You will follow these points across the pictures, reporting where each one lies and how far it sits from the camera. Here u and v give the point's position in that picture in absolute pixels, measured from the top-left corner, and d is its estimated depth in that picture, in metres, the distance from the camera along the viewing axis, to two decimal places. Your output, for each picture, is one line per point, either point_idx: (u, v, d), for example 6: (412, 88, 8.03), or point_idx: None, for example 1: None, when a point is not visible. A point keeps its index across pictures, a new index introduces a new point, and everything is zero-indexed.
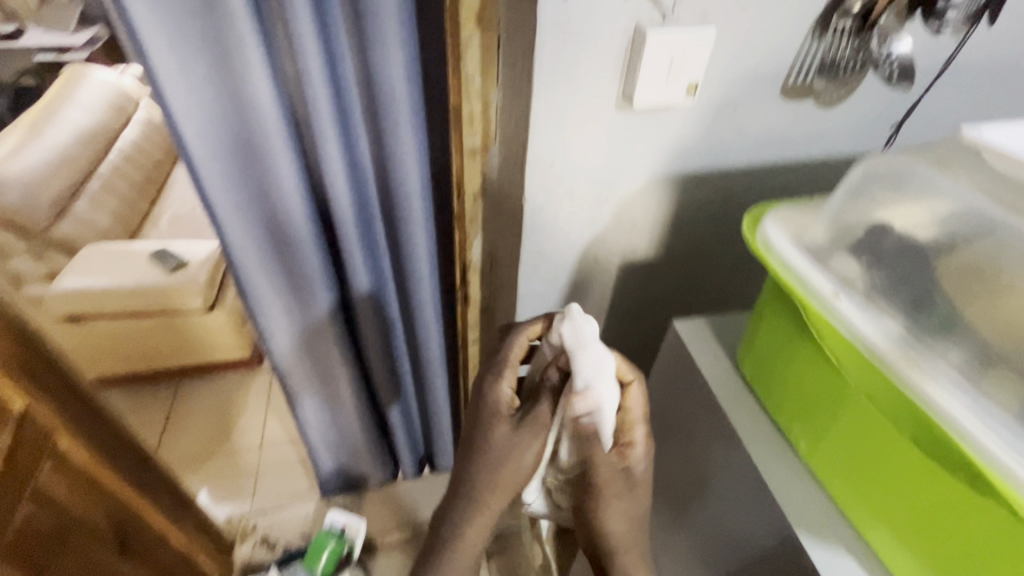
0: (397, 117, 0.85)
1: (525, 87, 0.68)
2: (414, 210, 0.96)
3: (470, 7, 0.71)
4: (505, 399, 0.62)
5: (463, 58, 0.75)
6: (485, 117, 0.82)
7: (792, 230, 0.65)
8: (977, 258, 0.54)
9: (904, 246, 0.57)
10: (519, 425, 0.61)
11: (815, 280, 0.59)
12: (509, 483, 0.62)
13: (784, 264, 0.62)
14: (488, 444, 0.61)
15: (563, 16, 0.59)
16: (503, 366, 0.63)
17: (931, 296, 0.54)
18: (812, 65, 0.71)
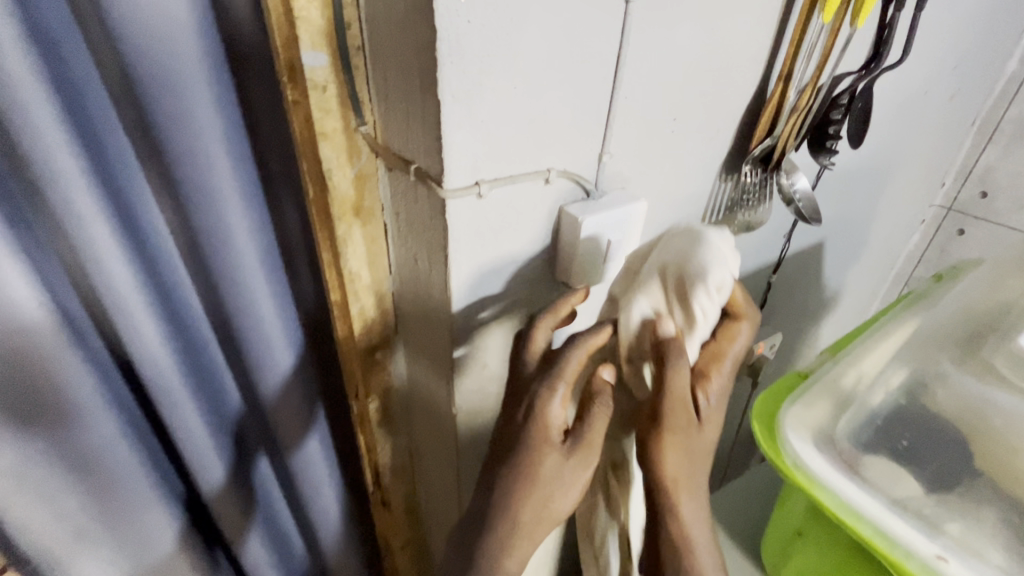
0: (239, 259, 0.60)
1: (438, 288, 0.53)
2: (271, 340, 0.66)
3: (343, 199, 0.55)
4: (554, 422, 0.48)
5: (343, 255, 0.59)
6: (380, 311, 0.66)
7: (816, 434, 0.59)
8: (964, 419, 0.61)
9: (926, 456, 0.58)
10: (572, 456, 0.48)
11: (879, 515, 0.52)
12: (555, 517, 0.48)
13: (837, 500, 0.53)
14: (524, 466, 0.46)
15: (480, 219, 0.47)
16: (559, 381, 0.48)
17: (960, 466, 0.57)
18: (724, 206, 0.67)
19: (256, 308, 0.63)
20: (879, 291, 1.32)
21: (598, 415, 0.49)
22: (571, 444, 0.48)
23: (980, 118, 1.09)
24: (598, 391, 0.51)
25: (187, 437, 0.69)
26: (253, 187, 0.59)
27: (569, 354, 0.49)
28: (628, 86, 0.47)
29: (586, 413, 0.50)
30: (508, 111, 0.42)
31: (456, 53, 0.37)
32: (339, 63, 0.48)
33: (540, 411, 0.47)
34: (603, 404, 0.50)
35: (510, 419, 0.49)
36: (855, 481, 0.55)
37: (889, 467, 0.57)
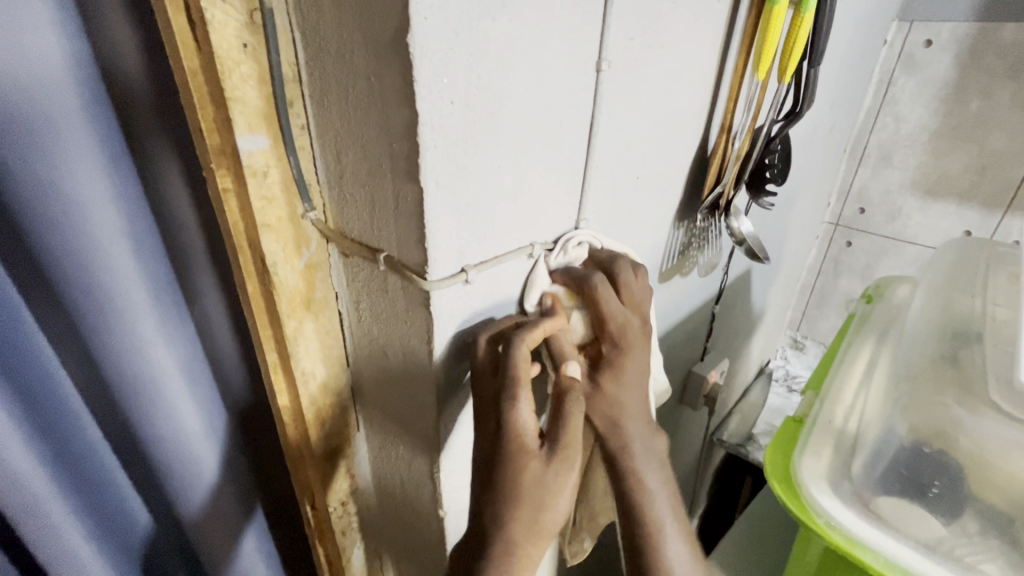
0: (156, 376, 0.53)
1: (414, 379, 0.47)
2: (176, 428, 0.56)
3: (292, 292, 0.48)
4: (527, 428, 0.40)
5: (294, 356, 0.50)
6: (339, 409, 0.58)
7: (834, 467, 0.49)
8: (945, 432, 0.46)
9: (916, 461, 0.46)
10: (553, 459, 0.40)
11: (887, 544, 0.44)
12: (553, 532, 0.41)
13: (884, 561, 0.44)
14: (507, 481, 0.39)
15: (466, 305, 0.42)
16: (518, 380, 0.40)
17: (940, 478, 0.45)
18: (677, 251, 0.68)
19: (180, 427, 0.57)
20: (790, 302, 1.45)
21: (572, 408, 0.41)
22: (548, 446, 0.41)
23: (850, 144, 1.25)
24: (566, 389, 0.42)
25: (67, 560, 0.59)
26: (154, 273, 0.51)
27: (517, 340, 0.41)
28: (600, 152, 0.46)
29: (560, 410, 0.41)
30: (492, 191, 0.38)
31: (439, 138, 0.33)
32: (281, 145, 0.42)
33: (510, 426, 0.40)
34: (576, 403, 0.42)
35: (487, 438, 0.42)
36: (888, 534, 0.45)
37: (907, 504, 0.46)
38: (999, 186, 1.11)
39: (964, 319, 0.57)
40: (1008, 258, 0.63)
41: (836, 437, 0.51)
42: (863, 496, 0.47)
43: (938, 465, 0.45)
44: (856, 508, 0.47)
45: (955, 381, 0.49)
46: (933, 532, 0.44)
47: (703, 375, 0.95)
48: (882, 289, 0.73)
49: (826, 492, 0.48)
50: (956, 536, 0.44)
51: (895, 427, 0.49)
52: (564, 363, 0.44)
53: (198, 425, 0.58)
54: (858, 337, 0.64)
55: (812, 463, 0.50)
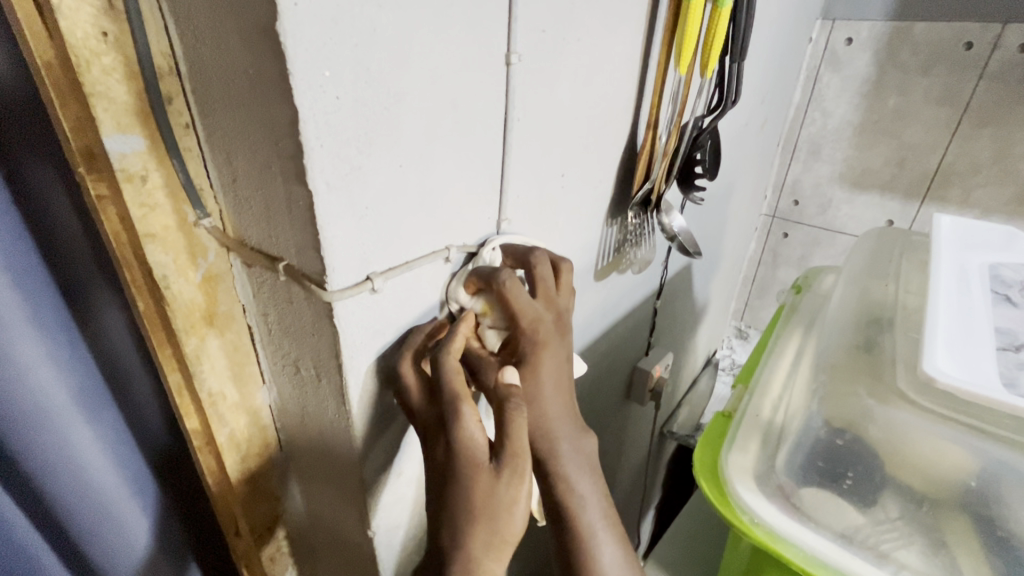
0: (50, 412, 0.48)
1: (327, 396, 0.44)
2: (74, 460, 0.50)
3: (189, 307, 0.44)
4: (476, 443, 0.37)
5: (198, 376, 0.47)
6: (257, 430, 0.53)
7: (759, 465, 0.49)
8: (861, 420, 0.48)
9: (833, 450, 0.47)
10: (502, 472, 0.37)
11: (813, 540, 0.44)
12: (513, 540, 0.38)
13: (801, 554, 0.44)
14: (461, 503, 0.36)
15: (377, 317, 0.39)
16: (456, 392, 0.37)
17: (849, 467, 0.47)
18: (611, 248, 0.68)
19: (83, 465, 0.51)
20: (733, 293, 1.49)
21: (514, 415, 0.37)
22: (496, 459, 0.37)
23: (782, 139, 1.29)
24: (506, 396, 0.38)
25: None
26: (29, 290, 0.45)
27: (445, 352, 0.39)
28: (517, 151, 0.45)
29: (501, 417, 0.38)
30: (395, 192, 0.36)
31: (325, 136, 0.31)
32: (162, 147, 0.38)
33: (459, 445, 0.37)
34: (517, 408, 0.37)
35: (436, 461, 0.39)
36: (806, 524, 0.45)
37: (827, 493, 0.46)
38: (916, 177, 1.17)
39: (879, 306, 0.58)
40: (920, 246, 0.67)
41: (759, 426, 0.52)
42: (785, 489, 0.48)
43: (853, 456, 0.47)
44: (780, 503, 0.47)
45: (868, 370, 0.51)
46: (853, 524, 0.45)
47: (647, 370, 0.95)
48: (810, 280, 0.75)
49: (752, 492, 0.48)
50: (871, 524, 0.45)
51: (815, 416, 0.50)
52: (500, 370, 0.40)
53: (104, 462, 0.53)
54: (787, 328, 0.65)
55: (738, 462, 0.50)
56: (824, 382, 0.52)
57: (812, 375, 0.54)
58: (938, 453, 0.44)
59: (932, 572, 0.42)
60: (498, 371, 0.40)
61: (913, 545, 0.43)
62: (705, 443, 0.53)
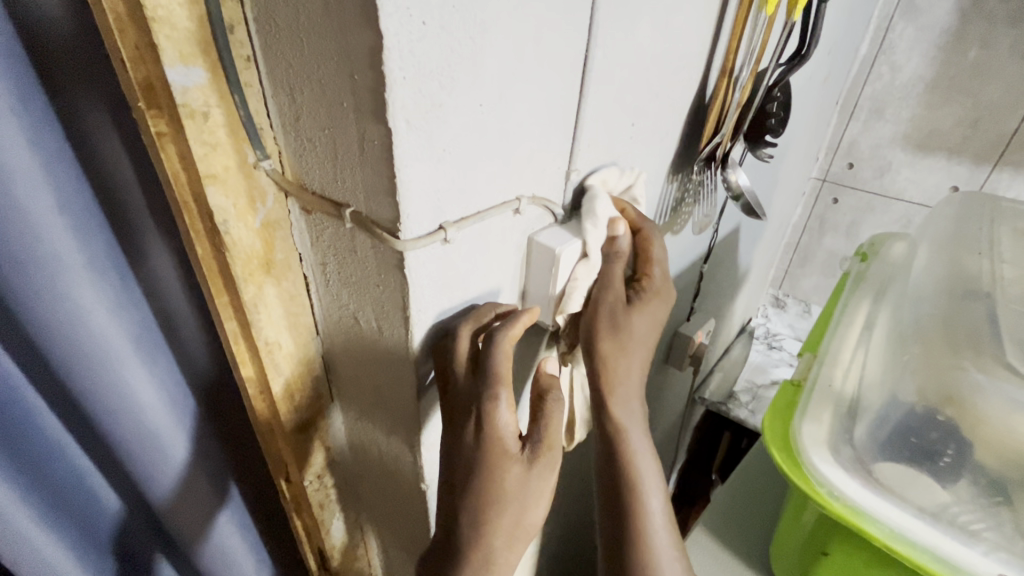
0: (109, 355, 0.48)
1: (386, 348, 0.43)
2: (132, 404, 0.51)
3: (248, 254, 0.43)
4: (508, 432, 0.39)
5: (255, 325, 0.46)
6: (311, 379, 0.53)
7: (839, 439, 0.48)
8: (959, 395, 0.45)
9: (922, 426, 0.45)
10: (535, 462, 0.40)
11: (899, 516, 0.43)
12: (530, 531, 0.41)
13: (885, 530, 0.43)
14: (487, 487, 0.38)
15: (445, 270, 0.37)
16: (501, 378, 0.39)
17: (940, 444, 0.44)
18: (669, 206, 0.64)
19: (132, 395, 0.51)
20: (773, 260, 1.44)
21: (552, 413, 0.43)
22: (528, 451, 0.40)
23: (842, 97, 1.21)
24: (545, 390, 0.45)
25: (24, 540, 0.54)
26: (89, 235, 0.45)
27: (501, 337, 0.39)
28: (594, 95, 0.41)
29: (539, 415, 0.43)
30: (473, 134, 0.33)
31: (409, 68, 0.28)
32: (223, 81, 0.36)
33: (494, 429, 0.38)
34: (555, 405, 0.43)
35: (464, 440, 0.39)
36: (890, 499, 0.44)
37: (911, 471, 0.44)
38: (989, 141, 1.09)
39: (970, 279, 0.56)
40: (1010, 215, 0.63)
41: (832, 399, 0.50)
42: (865, 463, 0.46)
43: (939, 432, 0.44)
44: (862, 478, 0.45)
45: (964, 346, 0.47)
46: (940, 501, 0.43)
47: (689, 336, 0.93)
48: (877, 247, 0.72)
49: (832, 465, 0.46)
50: (960, 503, 0.43)
51: (902, 395, 0.47)
52: (545, 361, 0.46)
53: (153, 393, 0.53)
54: (855, 296, 0.62)
55: (816, 434, 0.48)
56: (912, 359, 0.49)
57: (897, 349, 0.51)
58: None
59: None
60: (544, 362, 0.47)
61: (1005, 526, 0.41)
62: (776, 412, 0.51)
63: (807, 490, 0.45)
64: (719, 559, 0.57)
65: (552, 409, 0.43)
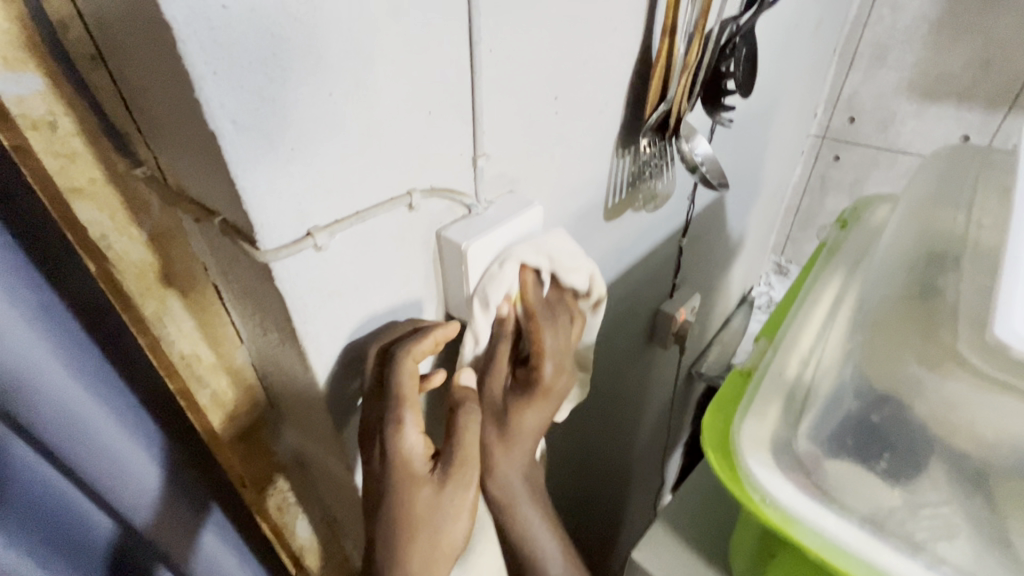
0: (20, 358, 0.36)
1: (291, 361, 0.40)
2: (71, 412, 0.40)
3: (140, 268, 0.41)
4: (416, 452, 0.37)
5: (165, 339, 0.44)
6: (242, 390, 0.51)
7: (782, 442, 0.45)
8: (905, 387, 0.41)
9: (876, 418, 0.41)
10: (447, 483, 0.37)
11: (834, 526, 0.40)
12: (452, 557, 0.38)
13: (821, 542, 0.40)
14: (395, 515, 0.36)
15: (329, 278, 0.34)
16: (402, 398, 0.37)
17: (883, 442, 0.41)
18: (623, 182, 0.60)
19: (83, 419, 0.41)
20: (773, 225, 1.36)
21: (466, 422, 0.39)
22: (438, 472, 0.38)
23: (839, 45, 1.12)
24: (460, 401, 0.40)
25: None
26: None
27: (402, 355, 0.37)
28: (491, 70, 0.37)
29: (453, 424, 0.39)
30: (329, 129, 0.30)
31: (218, 60, 0.24)
32: (69, 87, 0.33)
33: (396, 453, 0.37)
34: (471, 415, 0.40)
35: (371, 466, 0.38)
36: (828, 508, 0.41)
37: (857, 473, 0.41)
38: (1003, 83, 1.00)
39: (945, 237, 0.52)
40: (1000, 165, 0.58)
41: (777, 391, 0.47)
42: (807, 464, 0.43)
43: (894, 433, 0.41)
44: (801, 485, 0.42)
45: (909, 326, 0.44)
46: (886, 507, 0.40)
47: (671, 314, 0.89)
48: (859, 213, 0.66)
49: (771, 471, 0.43)
50: (909, 507, 0.40)
51: (848, 381, 0.44)
52: (457, 373, 0.42)
53: (106, 413, 0.43)
54: (827, 268, 0.57)
55: (757, 437, 0.45)
56: (862, 344, 0.45)
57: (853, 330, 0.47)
58: (982, 418, 0.38)
59: (981, 568, 0.38)
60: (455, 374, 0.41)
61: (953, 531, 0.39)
62: (719, 408, 0.49)
63: (742, 499, 0.43)
64: (677, 556, 0.54)
65: (466, 429, 0.39)
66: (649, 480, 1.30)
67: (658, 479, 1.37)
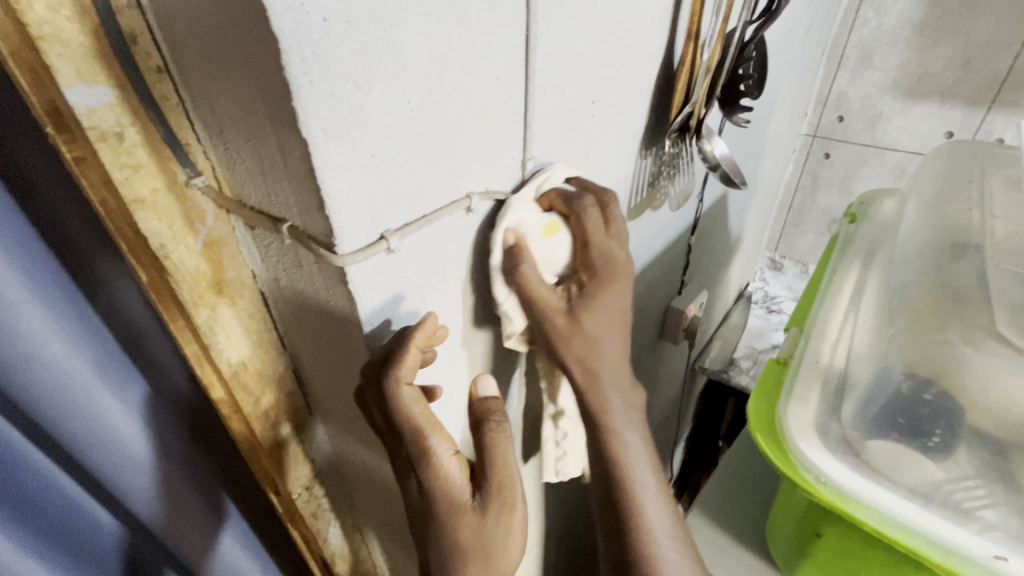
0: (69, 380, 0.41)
1: (347, 363, 0.41)
2: (104, 419, 0.44)
3: (195, 277, 0.41)
4: (454, 479, 0.38)
5: (215, 348, 0.44)
6: (283, 396, 0.51)
7: (828, 426, 0.48)
8: (951, 365, 0.43)
9: (929, 400, 0.43)
10: (489, 509, 0.38)
11: (884, 499, 0.44)
12: (509, 573, 0.40)
13: (875, 515, 0.43)
14: (447, 539, 0.38)
15: (396, 280, 0.35)
16: (422, 430, 0.37)
17: (933, 422, 0.43)
18: (645, 182, 0.62)
19: (117, 436, 0.46)
20: (767, 222, 1.40)
21: (495, 440, 0.40)
22: (477, 493, 0.39)
23: (828, 47, 1.16)
24: (484, 416, 0.41)
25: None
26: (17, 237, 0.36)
27: (392, 386, 0.35)
28: (543, 75, 0.38)
29: (484, 442, 0.40)
30: (406, 135, 0.31)
31: (316, 71, 0.25)
32: (134, 97, 0.33)
33: (436, 480, 0.38)
34: (499, 428, 0.40)
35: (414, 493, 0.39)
36: (878, 484, 0.44)
37: (902, 449, 0.44)
38: (984, 81, 1.05)
39: (959, 229, 0.55)
40: (1002, 159, 0.62)
41: (812, 379, 0.51)
42: (853, 443, 0.46)
43: (940, 414, 0.43)
44: (850, 462, 0.46)
45: (942, 311, 0.47)
46: (934, 481, 0.43)
47: (681, 309, 0.91)
48: (866, 206, 0.70)
49: (821, 453, 0.46)
50: (953, 480, 0.43)
51: (893, 366, 0.45)
52: (475, 384, 0.43)
53: (136, 420, 0.47)
54: (843, 262, 0.62)
55: (804, 422, 0.48)
56: (901, 333, 0.47)
57: (886, 321, 0.50)
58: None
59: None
60: (475, 384, 0.43)
61: (1001, 500, 0.41)
62: (761, 399, 0.52)
63: (795, 479, 0.46)
64: (717, 543, 0.59)
65: (493, 449, 0.40)
66: None
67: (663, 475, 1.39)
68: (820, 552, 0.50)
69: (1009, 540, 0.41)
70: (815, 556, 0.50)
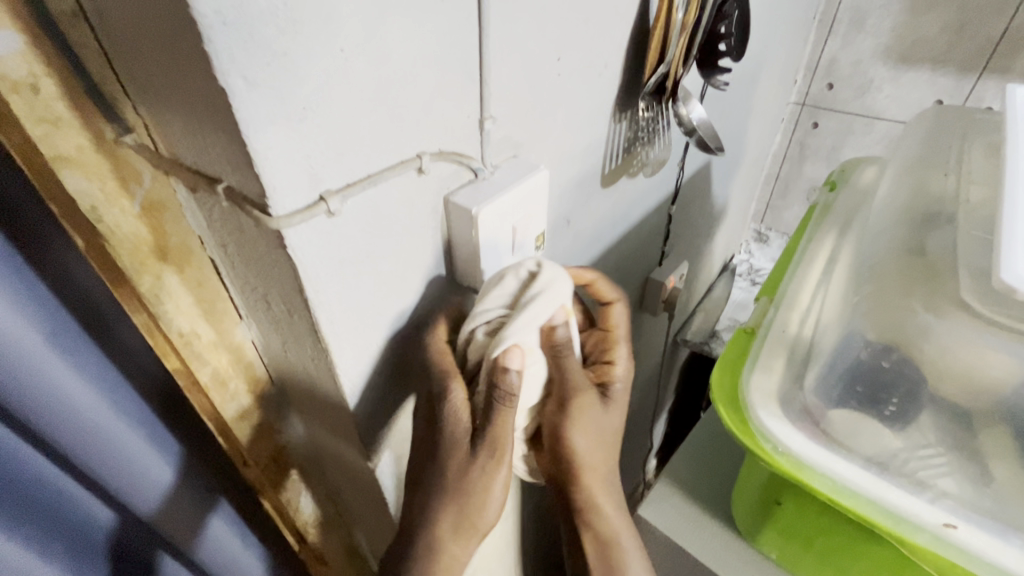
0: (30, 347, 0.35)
1: (299, 333, 0.39)
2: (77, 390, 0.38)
3: (134, 242, 0.39)
4: (459, 427, 0.40)
5: (163, 317, 0.42)
6: (241, 367, 0.49)
7: (792, 397, 0.48)
8: (913, 332, 0.44)
9: (888, 365, 0.44)
10: (478, 458, 0.40)
11: (841, 469, 0.43)
12: (481, 525, 0.43)
13: (831, 484, 0.43)
14: (436, 474, 0.41)
15: (341, 244, 0.33)
16: (447, 371, 0.40)
17: (889, 389, 0.44)
18: (619, 148, 0.60)
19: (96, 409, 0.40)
20: (753, 193, 1.39)
21: (503, 409, 0.39)
22: (474, 447, 0.41)
23: (819, 11, 1.12)
24: (498, 384, 0.39)
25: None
26: None
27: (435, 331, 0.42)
28: (500, 26, 0.36)
29: (491, 406, 0.39)
30: (342, 88, 0.29)
31: (229, 10, 0.23)
32: (48, 45, 0.31)
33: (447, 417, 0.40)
34: (507, 403, 0.39)
35: (425, 431, 0.42)
36: (837, 454, 0.44)
37: (861, 416, 0.44)
38: (976, 47, 1.02)
39: (933, 197, 0.54)
40: (984, 126, 0.61)
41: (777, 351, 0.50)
42: (814, 415, 0.46)
43: (896, 380, 0.44)
44: (809, 433, 0.45)
45: (912, 279, 0.47)
46: (891, 451, 0.43)
47: (661, 281, 0.90)
48: (848, 173, 0.69)
49: (782, 424, 0.46)
50: (909, 446, 0.43)
51: (856, 335, 0.46)
52: (505, 352, 0.38)
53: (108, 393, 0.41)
54: (820, 230, 0.61)
55: (769, 392, 0.48)
56: (867, 304, 0.47)
57: (853, 293, 0.50)
58: (984, 360, 0.41)
59: (977, 500, 0.41)
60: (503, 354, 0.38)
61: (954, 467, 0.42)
62: (727, 367, 0.51)
63: (755, 450, 0.45)
64: (683, 510, 0.60)
65: (499, 417, 0.39)
66: (637, 446, 1.33)
67: (645, 445, 1.40)
68: (779, 518, 0.50)
69: (963, 509, 0.41)
70: (776, 522, 0.51)
